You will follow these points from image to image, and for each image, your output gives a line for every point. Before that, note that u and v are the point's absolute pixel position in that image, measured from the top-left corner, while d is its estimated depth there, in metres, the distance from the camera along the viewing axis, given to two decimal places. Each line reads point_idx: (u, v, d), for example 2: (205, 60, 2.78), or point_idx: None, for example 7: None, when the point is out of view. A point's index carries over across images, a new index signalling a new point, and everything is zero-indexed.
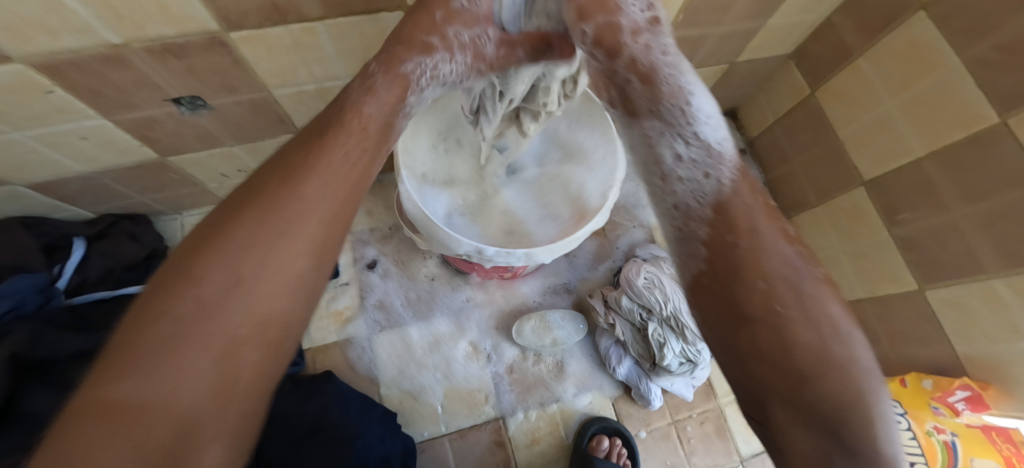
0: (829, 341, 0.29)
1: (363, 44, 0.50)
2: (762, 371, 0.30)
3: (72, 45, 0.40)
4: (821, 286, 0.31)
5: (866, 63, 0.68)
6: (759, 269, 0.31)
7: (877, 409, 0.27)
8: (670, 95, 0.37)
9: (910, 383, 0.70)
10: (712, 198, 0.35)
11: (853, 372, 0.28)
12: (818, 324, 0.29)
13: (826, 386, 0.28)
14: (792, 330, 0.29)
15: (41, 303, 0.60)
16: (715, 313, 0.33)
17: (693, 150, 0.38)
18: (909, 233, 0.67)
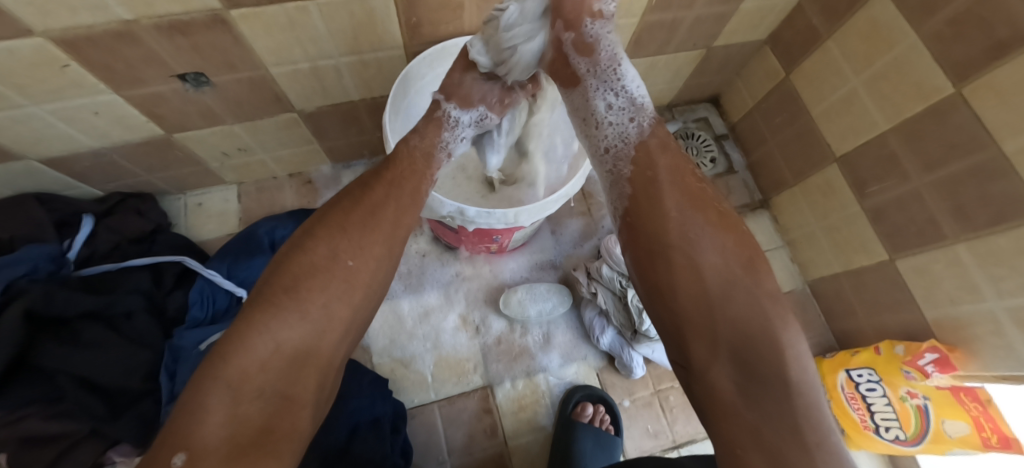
0: (730, 267, 0.36)
1: (352, 23, 0.54)
2: (681, 293, 0.36)
3: (88, 20, 0.44)
4: (725, 226, 0.38)
5: (832, 44, 0.71)
6: (675, 203, 0.39)
7: (767, 321, 0.34)
8: (607, 62, 0.43)
9: (884, 351, 0.72)
10: (634, 138, 0.43)
11: (757, 301, 0.34)
12: (725, 261, 0.36)
13: (733, 312, 0.34)
14: (702, 263, 0.36)
15: (52, 271, 0.65)
16: (641, 248, 0.39)
17: (620, 102, 0.44)
18: (878, 204, 0.70)
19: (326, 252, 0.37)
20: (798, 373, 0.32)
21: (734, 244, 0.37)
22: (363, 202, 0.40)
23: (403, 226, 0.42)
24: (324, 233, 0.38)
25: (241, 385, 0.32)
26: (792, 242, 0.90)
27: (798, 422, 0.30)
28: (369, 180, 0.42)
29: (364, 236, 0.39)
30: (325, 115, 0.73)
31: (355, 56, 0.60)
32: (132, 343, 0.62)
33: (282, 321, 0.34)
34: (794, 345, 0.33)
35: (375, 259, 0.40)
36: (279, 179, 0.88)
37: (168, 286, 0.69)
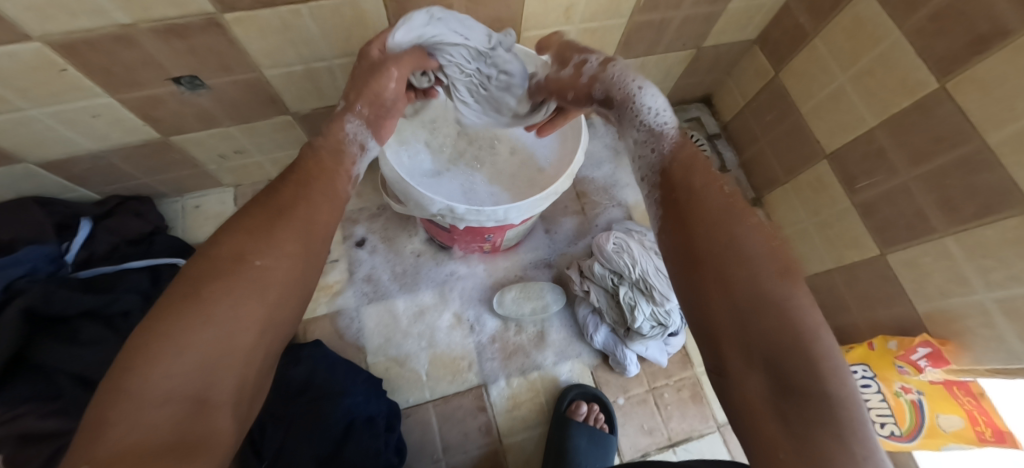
0: (764, 276, 0.32)
1: (344, 26, 0.56)
2: (716, 307, 0.33)
3: (87, 25, 0.45)
4: (759, 230, 0.34)
5: (820, 42, 0.72)
6: (702, 215, 0.36)
7: (817, 337, 0.29)
8: (618, 99, 0.49)
9: (877, 346, 0.71)
10: (659, 165, 0.43)
11: (786, 307, 0.30)
12: (752, 264, 0.32)
13: (763, 315, 0.30)
14: (728, 264, 0.33)
15: (52, 271, 0.66)
16: (676, 263, 0.37)
17: (642, 134, 0.47)
18: (868, 199, 0.71)
19: (229, 254, 0.35)
20: (851, 391, 0.28)
21: (762, 245, 0.34)
22: (264, 207, 0.39)
23: (314, 223, 0.41)
24: (228, 236, 0.36)
25: (143, 398, 0.27)
26: (786, 240, 0.91)
27: (850, 441, 0.26)
28: (280, 189, 0.42)
29: (272, 235, 0.37)
30: (319, 117, 0.74)
31: (348, 57, 0.62)
32: (129, 342, 0.62)
33: (186, 326, 0.30)
34: (838, 354, 0.29)
35: (286, 257, 0.37)
36: (276, 181, 0.89)
37: (165, 287, 0.69)
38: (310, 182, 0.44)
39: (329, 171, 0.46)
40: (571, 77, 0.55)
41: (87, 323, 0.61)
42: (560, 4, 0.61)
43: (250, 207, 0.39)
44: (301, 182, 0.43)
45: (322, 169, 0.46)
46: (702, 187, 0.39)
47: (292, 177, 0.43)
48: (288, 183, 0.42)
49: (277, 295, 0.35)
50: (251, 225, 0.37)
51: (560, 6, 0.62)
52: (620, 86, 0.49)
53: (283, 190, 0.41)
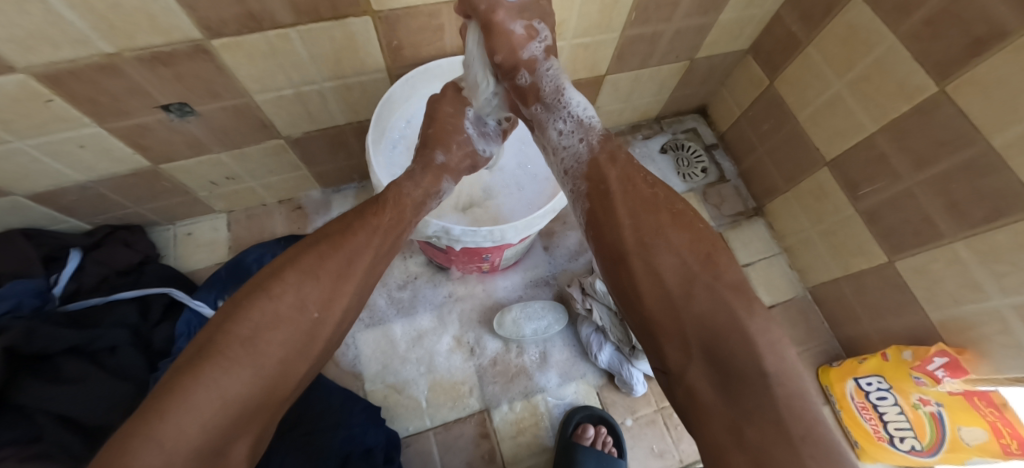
0: (686, 265, 0.36)
1: (334, 49, 0.55)
2: (650, 303, 0.35)
3: (71, 55, 0.44)
4: (678, 221, 0.38)
5: (814, 50, 0.72)
6: (627, 207, 0.40)
7: (747, 320, 0.32)
8: (552, 92, 0.48)
9: (891, 356, 0.69)
10: (582, 155, 0.45)
11: (717, 290, 0.34)
12: (676, 256, 0.36)
13: (694, 305, 0.34)
14: (657, 258, 0.37)
15: (37, 306, 0.63)
16: (604, 260, 0.40)
17: (569, 126, 0.47)
18: (874, 206, 0.69)
19: (291, 304, 0.35)
20: (787, 368, 0.31)
21: (682, 240, 0.37)
22: (338, 248, 0.39)
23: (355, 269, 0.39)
24: (294, 278, 0.36)
25: (175, 448, 0.28)
26: (790, 248, 0.89)
27: (789, 423, 0.29)
28: (356, 225, 0.41)
29: (338, 286, 0.38)
30: (312, 140, 0.72)
31: (338, 80, 0.61)
32: (116, 378, 0.59)
33: (236, 375, 0.31)
34: (773, 337, 0.32)
35: (339, 314, 0.38)
36: (269, 206, 0.86)
37: (155, 318, 0.67)
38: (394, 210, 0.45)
39: (399, 217, 0.45)
40: (522, 40, 0.45)
41: (73, 359, 0.58)
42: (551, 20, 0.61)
43: (315, 238, 0.40)
44: (363, 220, 0.42)
45: (383, 207, 0.44)
46: (626, 179, 0.42)
47: (357, 217, 0.42)
48: (357, 221, 0.41)
49: (320, 347, 0.37)
50: (329, 275, 0.37)
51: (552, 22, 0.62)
52: (551, 83, 0.47)
53: (354, 220, 0.42)
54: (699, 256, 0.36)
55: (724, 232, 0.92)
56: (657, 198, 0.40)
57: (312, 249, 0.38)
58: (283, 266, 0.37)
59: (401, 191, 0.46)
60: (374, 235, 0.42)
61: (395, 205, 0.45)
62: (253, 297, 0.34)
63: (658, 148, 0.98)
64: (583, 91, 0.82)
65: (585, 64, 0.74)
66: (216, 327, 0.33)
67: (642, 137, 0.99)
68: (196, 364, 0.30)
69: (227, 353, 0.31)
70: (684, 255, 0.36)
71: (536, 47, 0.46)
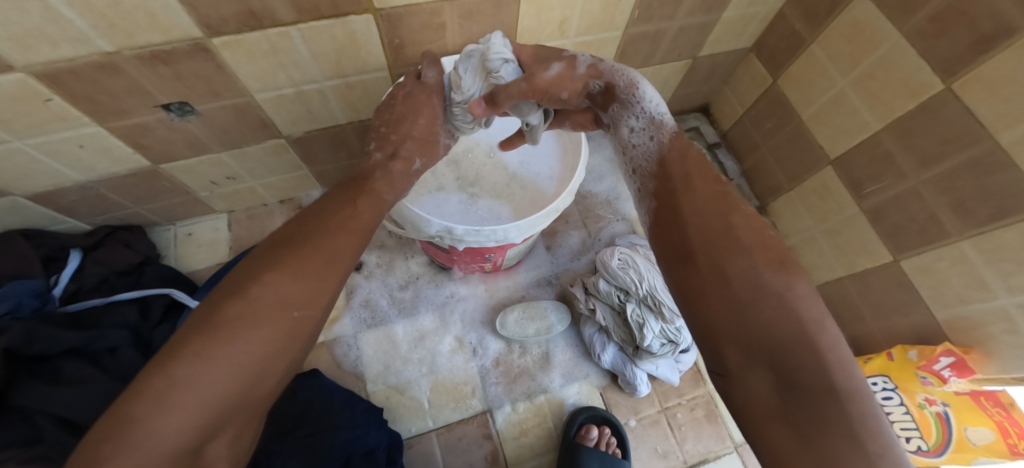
0: (756, 267, 0.34)
1: (335, 47, 0.55)
2: (712, 302, 0.34)
3: (69, 54, 0.44)
4: (751, 226, 0.37)
5: (818, 48, 0.71)
6: (697, 210, 0.39)
7: (818, 331, 0.31)
8: (628, 95, 0.50)
9: (897, 356, 0.69)
10: (654, 156, 0.47)
11: (786, 298, 0.32)
12: (749, 257, 0.35)
13: (761, 310, 0.32)
14: (725, 259, 0.35)
15: (37, 307, 0.63)
16: (669, 258, 0.40)
17: (641, 123, 0.49)
18: (879, 204, 0.69)
19: (272, 303, 0.35)
20: (862, 385, 0.29)
21: (758, 242, 0.36)
22: (317, 248, 0.39)
23: (337, 265, 0.40)
24: (272, 279, 0.36)
25: (151, 449, 0.27)
26: (793, 248, 0.88)
27: (862, 442, 0.26)
28: (332, 225, 0.42)
29: (319, 286, 0.38)
30: (313, 140, 0.72)
31: (340, 79, 0.61)
32: (117, 379, 0.59)
33: (213, 375, 0.30)
34: (844, 353, 0.30)
35: (318, 314, 0.39)
36: (270, 206, 0.86)
37: (155, 319, 0.67)
38: (371, 210, 0.46)
39: (378, 217, 0.47)
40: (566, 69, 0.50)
41: (71, 360, 0.58)
42: (554, 17, 0.61)
43: (292, 237, 0.40)
44: (340, 221, 0.43)
45: (358, 206, 0.45)
46: (698, 182, 0.42)
47: (334, 217, 0.43)
48: (336, 222, 0.42)
49: (302, 346, 0.37)
50: (309, 274, 0.38)
51: (555, 20, 0.61)
52: (623, 82, 0.50)
53: (330, 219, 0.42)
54: (770, 261, 0.34)
55: None
56: (723, 202, 0.39)
57: (292, 249, 0.38)
58: (262, 265, 0.37)
59: (377, 193, 0.47)
60: (352, 236, 0.43)
61: (372, 206, 0.46)
62: (230, 296, 0.34)
63: None
64: None
65: None
66: (192, 326, 0.32)
67: None
68: (171, 364, 0.29)
69: (204, 353, 0.30)
70: (755, 257, 0.35)
71: (584, 58, 0.51)
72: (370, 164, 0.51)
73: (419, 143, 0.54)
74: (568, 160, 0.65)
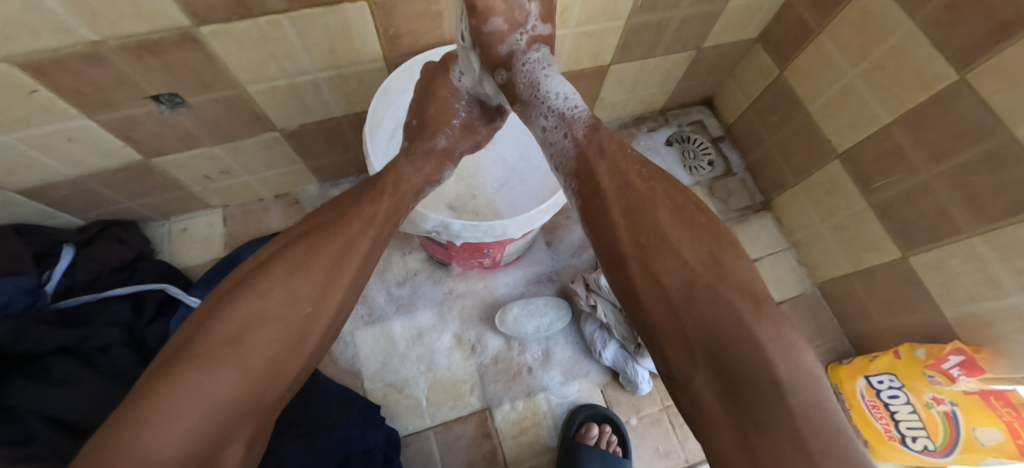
0: (689, 263, 0.34)
1: (328, 37, 0.53)
2: (649, 306, 0.34)
3: (52, 44, 0.43)
4: (677, 218, 0.36)
5: (826, 38, 0.69)
6: (625, 205, 0.38)
7: (757, 324, 0.30)
8: (528, 83, 0.43)
9: (904, 354, 0.67)
10: (571, 152, 0.42)
11: (721, 292, 0.32)
12: (679, 254, 0.34)
13: (696, 308, 0.31)
14: (655, 259, 0.35)
15: (28, 304, 0.62)
16: (602, 261, 0.38)
17: (552, 121, 0.43)
18: (887, 199, 0.67)
19: (281, 299, 0.33)
20: (803, 374, 0.29)
21: (686, 236, 0.35)
22: (330, 240, 0.37)
23: (351, 258, 0.38)
24: (283, 273, 0.34)
25: (156, 456, 0.26)
26: (798, 243, 0.86)
27: (804, 438, 0.26)
28: (347, 213, 0.40)
29: (331, 279, 0.36)
30: (308, 134, 0.70)
31: (334, 70, 0.59)
32: (110, 378, 0.58)
33: (223, 377, 0.30)
34: (785, 343, 0.30)
35: (334, 307, 0.37)
36: (266, 201, 0.84)
37: (148, 316, 0.66)
38: (388, 197, 0.43)
39: (398, 204, 0.44)
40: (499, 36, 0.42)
41: (63, 359, 0.56)
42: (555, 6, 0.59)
43: (306, 229, 0.38)
44: (356, 210, 0.40)
45: (376, 193, 0.43)
46: (623, 175, 0.40)
47: (348, 204, 0.41)
48: (352, 211, 0.40)
49: (317, 342, 0.36)
50: (322, 268, 0.36)
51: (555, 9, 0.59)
52: (529, 76, 0.43)
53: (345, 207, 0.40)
54: (701, 255, 0.34)
55: (731, 227, 0.89)
56: (653, 194, 0.38)
57: (304, 241, 0.37)
58: (271, 259, 0.35)
59: (398, 176, 0.45)
60: (370, 225, 0.40)
61: (391, 194, 0.44)
62: (238, 293, 0.33)
63: (663, 140, 0.95)
64: (587, 82, 0.79)
65: (589, 53, 0.71)
66: (198, 324, 0.32)
67: (647, 129, 0.96)
68: (176, 366, 0.29)
69: (208, 355, 0.30)
70: (687, 253, 0.34)
71: (518, 38, 0.43)
72: None
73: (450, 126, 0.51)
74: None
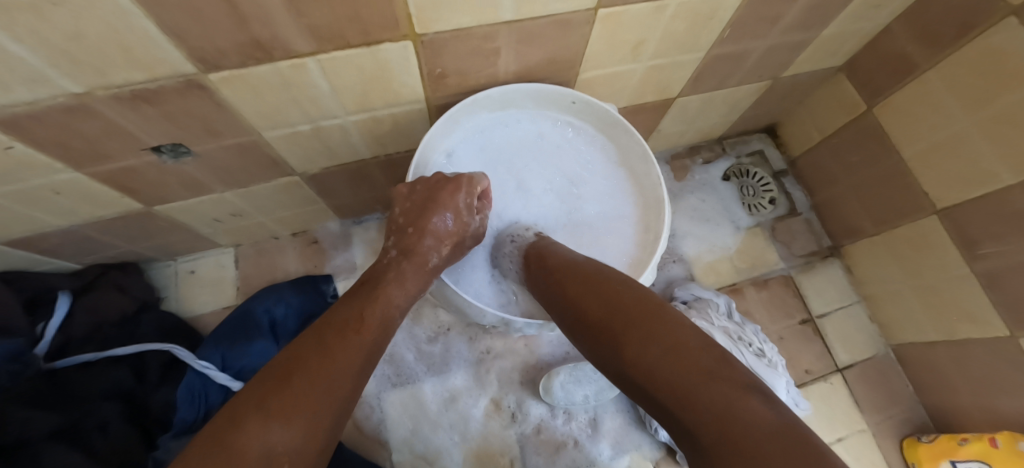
0: (647, 359, 0.33)
1: (361, 81, 0.44)
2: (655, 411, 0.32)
3: (25, 96, 0.34)
4: (606, 323, 0.37)
5: (935, 77, 0.59)
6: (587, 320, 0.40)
7: (721, 411, 0.27)
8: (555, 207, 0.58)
9: (1002, 443, 0.58)
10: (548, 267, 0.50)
11: (681, 384, 0.30)
12: (635, 353, 0.34)
13: (678, 400, 0.29)
14: (627, 361, 0.34)
15: (17, 372, 0.52)
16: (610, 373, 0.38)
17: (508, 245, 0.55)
18: (997, 269, 0.58)
19: (258, 455, 0.27)
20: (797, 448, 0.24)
21: (630, 330, 0.35)
22: (315, 375, 0.31)
23: (341, 381, 0.33)
24: (268, 407, 0.29)
25: None
26: (871, 298, 0.78)
27: None
28: (335, 323, 0.36)
29: (314, 423, 0.30)
30: (331, 175, 0.61)
31: (366, 113, 0.50)
32: (112, 464, 0.52)
33: None
34: (754, 416, 0.26)
35: (313, 458, 0.30)
36: (281, 239, 0.76)
37: (152, 381, 0.59)
38: (378, 306, 0.39)
39: (385, 318, 0.40)
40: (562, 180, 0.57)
41: (57, 447, 0.49)
42: (630, 39, 0.48)
43: (287, 361, 0.32)
44: (342, 335, 0.35)
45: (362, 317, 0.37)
46: (567, 285, 0.43)
47: (337, 314, 0.37)
48: (338, 326, 0.36)
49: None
50: (304, 413, 0.30)
51: (630, 42, 0.49)
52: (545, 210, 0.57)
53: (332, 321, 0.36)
54: (646, 325, 0.35)
55: (795, 276, 0.81)
56: (600, 297, 0.40)
57: (295, 363, 0.32)
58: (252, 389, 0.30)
59: (388, 296, 0.41)
60: (359, 352, 0.35)
61: (379, 310, 0.39)
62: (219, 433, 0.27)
63: (720, 175, 0.86)
64: (645, 115, 0.70)
65: (655, 86, 0.61)
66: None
67: (702, 161, 0.87)
68: None
69: None
70: (642, 346, 0.34)
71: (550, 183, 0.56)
72: (382, 264, 0.44)
73: (445, 239, 0.46)
74: (643, 200, 0.59)
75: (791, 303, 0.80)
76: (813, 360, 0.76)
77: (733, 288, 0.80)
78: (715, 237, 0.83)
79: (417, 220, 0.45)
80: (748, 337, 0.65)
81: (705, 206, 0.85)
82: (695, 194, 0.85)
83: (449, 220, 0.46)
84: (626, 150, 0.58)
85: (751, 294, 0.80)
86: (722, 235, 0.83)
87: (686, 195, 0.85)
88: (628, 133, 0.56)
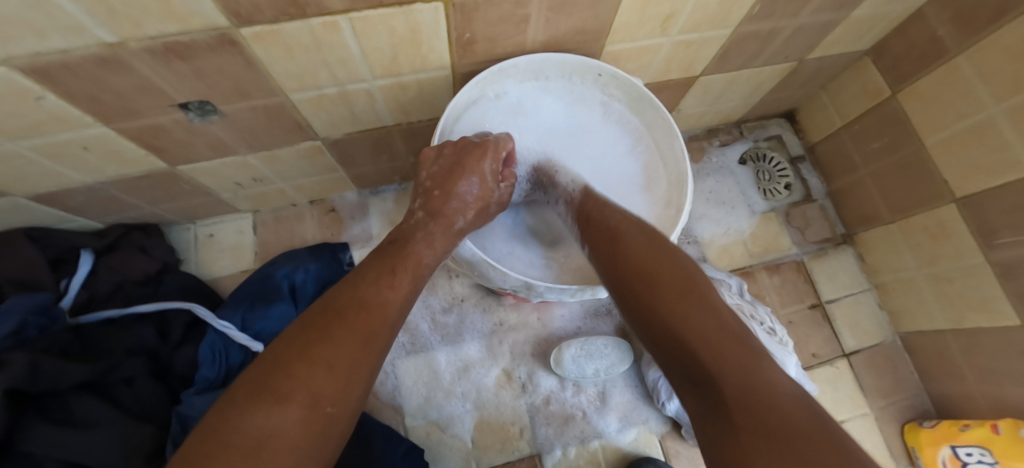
0: (672, 295, 0.34)
1: (391, 43, 0.44)
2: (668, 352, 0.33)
3: (61, 45, 0.33)
4: (638, 261, 0.38)
5: (966, 62, 0.58)
6: (620, 257, 0.40)
7: (743, 355, 0.29)
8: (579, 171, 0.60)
9: (1004, 431, 0.59)
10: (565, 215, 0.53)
11: (709, 325, 0.31)
12: (664, 290, 0.35)
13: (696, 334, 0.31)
14: (654, 297, 0.35)
15: (45, 325, 0.54)
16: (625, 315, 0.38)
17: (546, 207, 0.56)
18: (1013, 259, 0.58)
19: (304, 404, 0.28)
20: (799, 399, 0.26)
21: (669, 272, 0.36)
22: (353, 329, 0.32)
23: (376, 340, 0.33)
24: (307, 364, 0.29)
25: None
26: (882, 287, 0.79)
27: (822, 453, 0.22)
28: (369, 280, 0.36)
29: (353, 376, 0.31)
30: (353, 142, 0.61)
31: (392, 78, 0.50)
32: (137, 416, 0.54)
33: None
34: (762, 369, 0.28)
35: (356, 406, 0.31)
36: (299, 207, 0.76)
37: (175, 340, 0.61)
38: (410, 269, 0.40)
39: (416, 275, 0.40)
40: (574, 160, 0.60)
41: (84, 398, 0.51)
42: (661, 12, 0.48)
43: (325, 314, 0.32)
44: (377, 292, 0.36)
45: (395, 275, 0.38)
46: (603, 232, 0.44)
47: (370, 273, 0.37)
48: (371, 292, 0.35)
49: (333, 451, 0.30)
50: (341, 361, 0.30)
51: (661, 14, 0.48)
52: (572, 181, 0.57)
53: (364, 281, 0.36)
54: (681, 272, 0.36)
55: (807, 262, 0.82)
56: (636, 241, 0.40)
57: (331, 321, 0.32)
58: (288, 340, 0.31)
59: (417, 255, 0.41)
60: (391, 310, 0.36)
61: (411, 271, 0.40)
62: (263, 381, 0.28)
63: (737, 158, 0.86)
64: (668, 93, 0.69)
65: (681, 63, 0.61)
66: (202, 430, 0.26)
67: (719, 143, 0.87)
68: None
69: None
70: (677, 287, 0.34)
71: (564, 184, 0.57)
72: (409, 223, 0.45)
73: (471, 205, 0.47)
74: (664, 176, 0.60)
75: (802, 288, 0.80)
76: (821, 345, 0.78)
77: (745, 271, 0.81)
78: (730, 221, 0.83)
79: (443, 182, 0.46)
80: (761, 318, 0.66)
81: (721, 188, 0.85)
82: (711, 176, 0.85)
83: (474, 187, 0.47)
84: (652, 126, 0.59)
85: (762, 277, 0.80)
86: (737, 218, 0.83)
87: (702, 177, 0.85)
88: (654, 107, 0.56)
